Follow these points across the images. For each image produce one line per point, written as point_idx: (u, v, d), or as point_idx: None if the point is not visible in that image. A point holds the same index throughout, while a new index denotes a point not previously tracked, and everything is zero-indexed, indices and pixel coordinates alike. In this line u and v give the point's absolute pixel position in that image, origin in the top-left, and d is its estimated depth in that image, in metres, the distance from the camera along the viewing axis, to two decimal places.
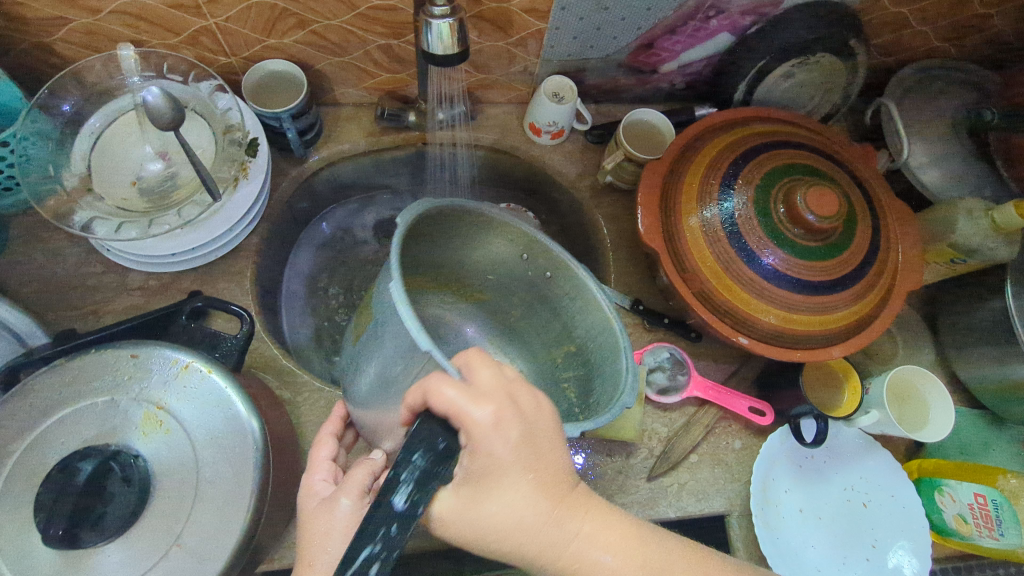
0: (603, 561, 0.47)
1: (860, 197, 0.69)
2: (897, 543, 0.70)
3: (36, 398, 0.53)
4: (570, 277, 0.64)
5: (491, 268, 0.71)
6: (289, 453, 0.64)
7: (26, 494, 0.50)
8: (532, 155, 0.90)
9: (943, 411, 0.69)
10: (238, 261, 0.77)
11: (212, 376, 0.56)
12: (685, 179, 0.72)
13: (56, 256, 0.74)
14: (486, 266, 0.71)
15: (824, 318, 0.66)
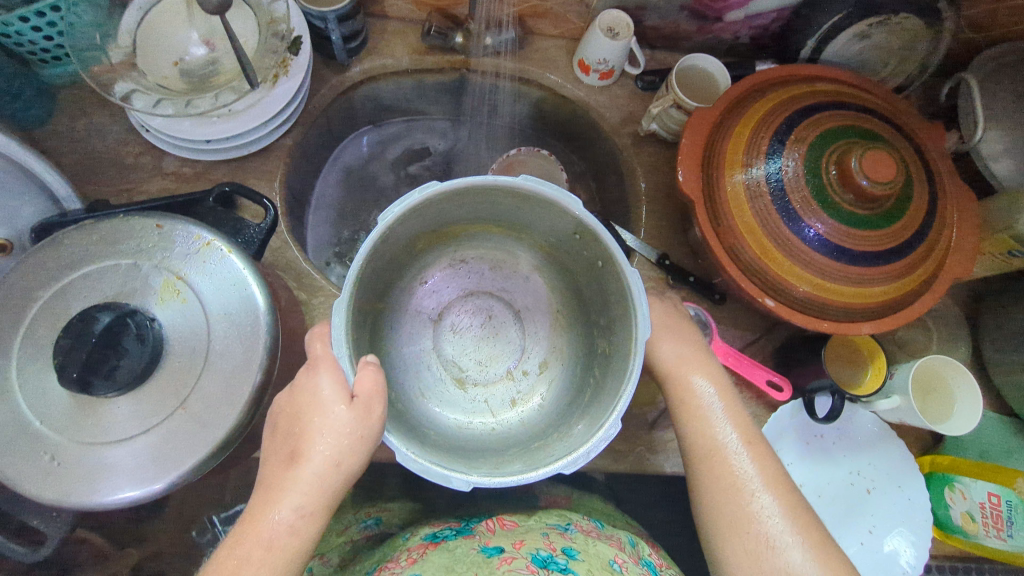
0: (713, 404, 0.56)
1: (918, 169, 0.63)
2: (894, 532, 0.68)
3: (65, 251, 0.55)
4: (617, 278, 0.58)
5: (553, 232, 0.65)
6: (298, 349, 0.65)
7: (47, 338, 0.52)
8: (577, 95, 0.87)
9: (969, 407, 0.65)
10: (270, 160, 0.77)
11: (230, 257, 0.56)
12: (735, 129, 0.67)
13: (98, 132, 0.76)
14: (550, 227, 0.64)
15: (858, 291, 0.63)
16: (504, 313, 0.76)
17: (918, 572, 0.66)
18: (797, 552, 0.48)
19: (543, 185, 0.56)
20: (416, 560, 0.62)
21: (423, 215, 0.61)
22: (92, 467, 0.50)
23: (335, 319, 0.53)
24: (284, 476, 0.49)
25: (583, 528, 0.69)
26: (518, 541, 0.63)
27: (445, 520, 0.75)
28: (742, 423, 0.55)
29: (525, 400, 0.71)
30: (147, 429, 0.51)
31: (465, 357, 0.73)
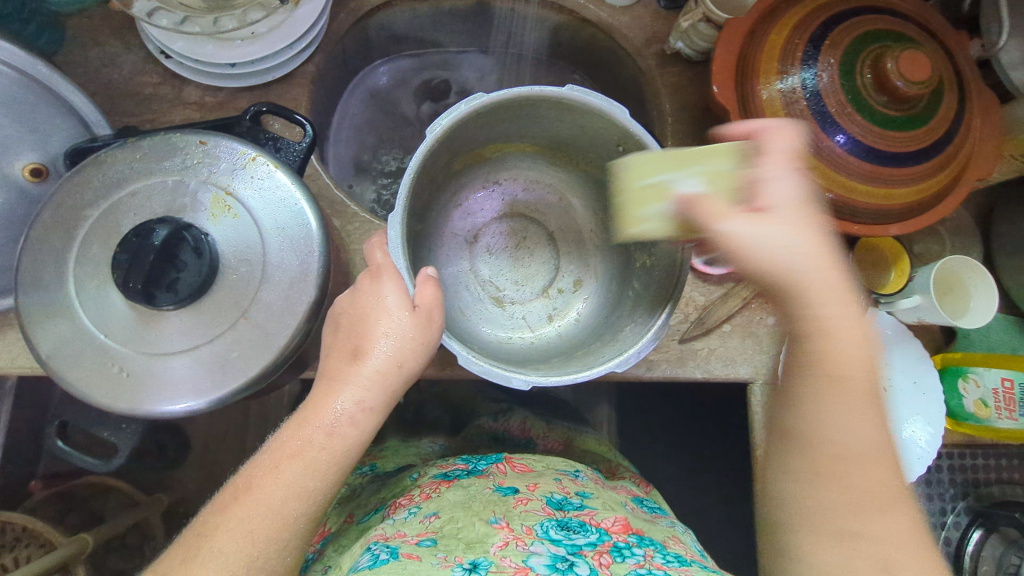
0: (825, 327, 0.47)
1: (948, 69, 0.64)
2: (911, 422, 0.73)
3: (110, 169, 0.54)
4: None
5: (595, 147, 0.66)
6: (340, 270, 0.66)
7: (101, 255, 0.52)
8: (599, 15, 0.85)
9: (985, 303, 0.69)
10: (293, 88, 0.75)
11: (277, 172, 0.56)
12: (770, 34, 0.66)
13: (113, 61, 0.74)
14: (592, 142, 0.65)
15: (887, 193, 0.65)
16: (539, 236, 0.77)
17: (931, 453, 0.72)
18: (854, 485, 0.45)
19: (591, 95, 0.57)
20: (428, 496, 0.62)
21: (470, 127, 0.61)
22: (161, 377, 0.52)
23: (392, 231, 0.57)
24: (347, 371, 0.50)
25: (590, 477, 0.70)
26: (532, 484, 0.64)
27: (450, 462, 0.72)
28: (850, 336, 0.47)
29: (562, 316, 0.73)
30: (210, 340, 0.52)
31: (503, 278, 0.75)
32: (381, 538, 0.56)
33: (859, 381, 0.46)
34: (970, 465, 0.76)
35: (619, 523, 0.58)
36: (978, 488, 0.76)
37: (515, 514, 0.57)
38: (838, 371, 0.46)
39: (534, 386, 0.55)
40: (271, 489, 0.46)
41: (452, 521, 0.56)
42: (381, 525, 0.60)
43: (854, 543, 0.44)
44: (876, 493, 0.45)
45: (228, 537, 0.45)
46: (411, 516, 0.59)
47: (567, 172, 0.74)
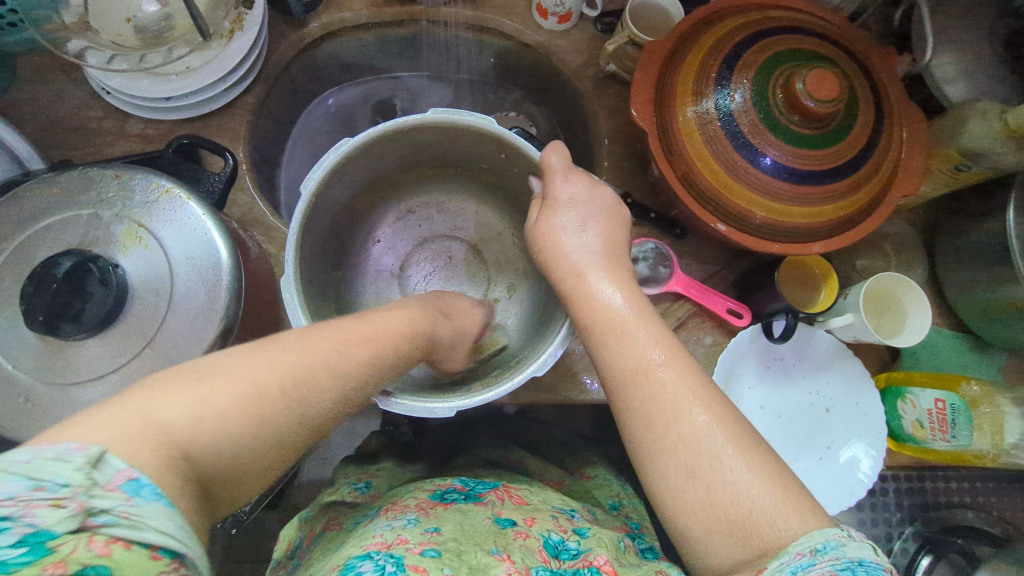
0: (647, 359, 0.50)
1: (863, 89, 0.64)
2: (851, 443, 0.71)
3: (27, 203, 0.56)
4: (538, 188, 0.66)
5: (489, 158, 0.72)
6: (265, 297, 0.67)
7: (13, 288, 0.54)
8: (537, 39, 0.87)
9: (917, 322, 0.68)
10: (233, 118, 0.78)
11: (189, 204, 0.57)
12: (687, 58, 0.67)
13: (59, 97, 0.76)
14: (489, 155, 0.72)
15: (806, 210, 0.64)
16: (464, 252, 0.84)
17: (872, 480, 0.70)
18: (732, 471, 0.44)
19: (458, 113, 0.62)
20: (423, 510, 0.57)
21: (359, 159, 0.66)
22: (66, 406, 0.52)
23: (287, 253, 0.59)
24: (275, 344, 0.45)
25: (586, 517, 0.63)
26: (529, 518, 0.57)
27: (447, 482, 0.66)
28: (606, 318, 0.54)
29: (502, 324, 0.78)
30: (117, 369, 0.53)
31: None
32: (381, 545, 0.49)
33: (624, 361, 0.51)
34: (919, 487, 0.76)
35: (609, 564, 0.51)
36: (927, 512, 0.75)
37: (513, 547, 0.51)
38: (613, 356, 0.52)
39: (460, 411, 0.57)
40: (169, 405, 0.38)
41: (455, 540, 0.51)
42: (373, 531, 0.53)
43: (713, 511, 0.43)
44: (715, 464, 0.44)
45: (93, 425, 0.34)
46: (410, 525, 0.53)
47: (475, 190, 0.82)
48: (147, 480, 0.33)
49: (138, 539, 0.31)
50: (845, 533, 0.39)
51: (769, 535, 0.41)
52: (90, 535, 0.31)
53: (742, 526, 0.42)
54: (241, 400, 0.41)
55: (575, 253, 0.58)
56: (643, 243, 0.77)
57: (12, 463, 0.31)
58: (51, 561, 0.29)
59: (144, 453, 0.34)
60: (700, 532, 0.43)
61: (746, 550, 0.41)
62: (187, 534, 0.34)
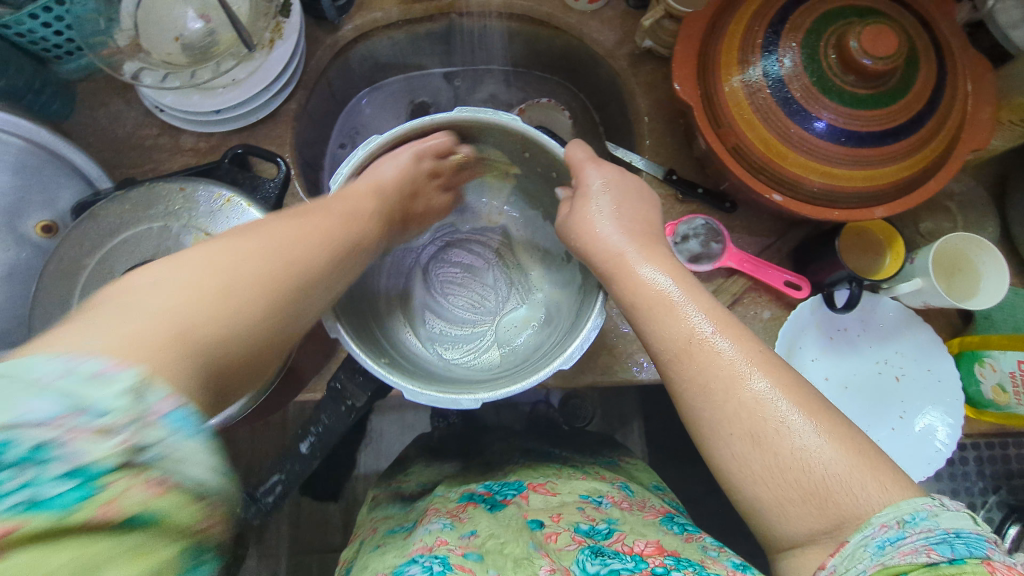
0: (700, 330, 0.49)
1: (923, 43, 0.61)
2: (925, 411, 0.69)
3: (103, 220, 0.59)
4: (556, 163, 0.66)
5: (508, 154, 0.72)
6: None
7: None
8: (568, 21, 0.85)
9: (993, 283, 0.65)
10: (279, 125, 0.80)
11: (250, 211, 0.59)
12: (730, 26, 0.65)
13: (116, 119, 0.79)
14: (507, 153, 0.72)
15: (865, 174, 0.62)
16: (488, 254, 0.86)
17: (951, 448, 0.67)
18: (800, 430, 0.44)
19: (498, 111, 0.62)
20: (454, 515, 0.58)
21: (383, 160, 0.67)
22: None
23: None
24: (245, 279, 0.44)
25: (616, 500, 0.61)
26: (556, 514, 0.57)
27: (471, 488, 0.66)
28: (657, 295, 0.52)
29: (529, 315, 0.79)
30: None
31: (466, 303, 0.83)
32: (424, 549, 0.50)
33: (677, 331, 0.50)
34: (1000, 454, 0.73)
35: (651, 544, 0.51)
36: (1012, 480, 0.72)
37: (552, 548, 0.51)
38: (665, 329, 0.51)
39: (484, 402, 0.57)
40: (132, 320, 0.36)
41: (494, 538, 0.52)
42: (413, 538, 0.54)
43: (784, 478, 0.43)
44: (782, 430, 0.44)
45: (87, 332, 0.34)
46: (449, 528, 0.54)
47: (496, 190, 0.83)
48: (190, 414, 0.31)
49: (179, 482, 0.29)
50: (935, 503, 0.39)
51: (844, 501, 0.41)
52: (138, 474, 0.28)
53: (816, 493, 0.42)
54: (223, 284, 0.42)
55: (612, 235, 0.57)
56: (692, 217, 0.75)
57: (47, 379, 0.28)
58: (101, 502, 0.26)
59: (161, 351, 0.35)
60: (771, 500, 0.44)
61: (822, 515, 0.42)
62: (224, 472, 0.32)
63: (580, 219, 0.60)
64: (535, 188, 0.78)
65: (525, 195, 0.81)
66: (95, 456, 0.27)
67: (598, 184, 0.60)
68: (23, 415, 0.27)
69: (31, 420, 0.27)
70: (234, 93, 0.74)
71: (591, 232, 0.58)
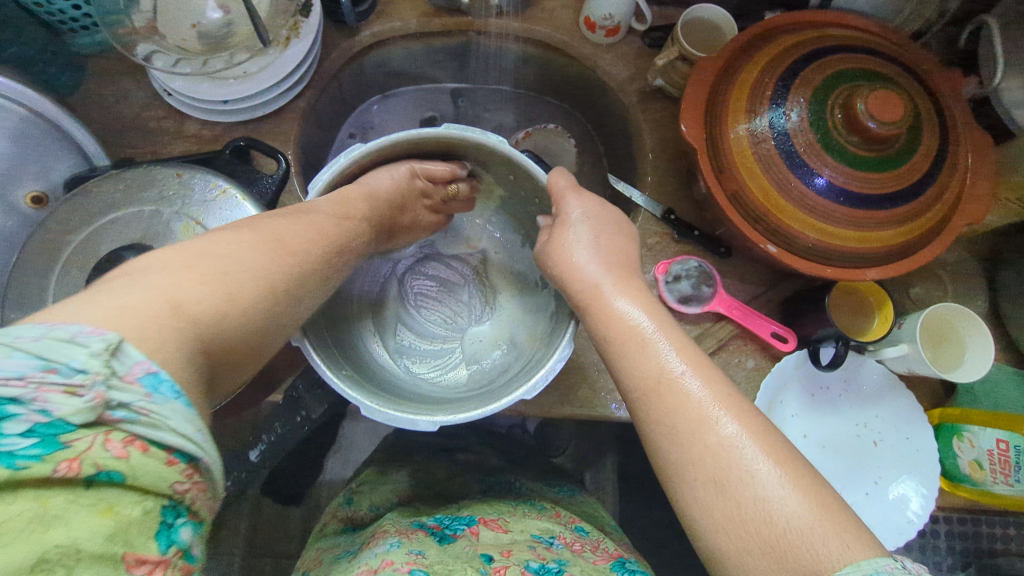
0: (670, 368, 0.48)
1: (928, 112, 0.62)
2: (901, 480, 0.68)
3: (95, 197, 0.58)
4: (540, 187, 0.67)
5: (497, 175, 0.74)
6: None
7: (79, 278, 0.56)
8: (584, 52, 0.86)
9: (978, 356, 0.65)
10: (285, 122, 0.80)
11: (244, 205, 0.59)
12: (741, 75, 0.66)
13: (123, 97, 0.79)
14: (496, 173, 0.73)
15: (861, 235, 0.62)
16: (465, 270, 0.85)
17: (923, 520, 0.66)
18: (765, 481, 0.42)
19: (488, 134, 0.63)
20: (405, 536, 0.57)
21: (363, 172, 0.67)
22: None
23: None
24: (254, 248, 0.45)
25: (567, 541, 0.61)
26: (506, 550, 0.55)
27: (420, 520, 0.64)
28: (630, 328, 0.51)
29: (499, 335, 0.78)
30: None
31: (438, 317, 0.82)
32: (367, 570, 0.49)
33: (644, 371, 0.49)
34: (972, 530, 0.72)
35: None
36: (982, 558, 0.71)
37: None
38: (634, 363, 0.50)
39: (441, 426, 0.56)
40: (194, 296, 0.38)
41: (441, 562, 0.51)
42: (358, 560, 0.53)
43: (744, 528, 0.41)
44: (746, 478, 0.42)
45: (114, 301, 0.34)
46: (394, 548, 0.53)
47: (483, 208, 0.84)
48: (167, 377, 0.32)
49: (155, 441, 0.30)
50: (896, 564, 0.37)
51: (805, 555, 0.39)
52: (108, 430, 0.29)
53: (776, 547, 0.40)
54: (225, 296, 0.40)
55: (589, 265, 0.57)
56: (686, 258, 0.76)
57: (22, 340, 0.29)
58: (65, 457, 0.27)
59: (153, 324, 0.34)
60: (730, 551, 0.42)
61: (783, 572, 0.39)
62: (204, 440, 0.32)
63: (556, 245, 0.60)
64: (522, 210, 0.78)
65: (511, 216, 0.82)
66: (64, 412, 0.28)
67: (578, 212, 0.61)
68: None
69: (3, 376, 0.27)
70: (246, 82, 0.75)
71: (566, 259, 0.59)
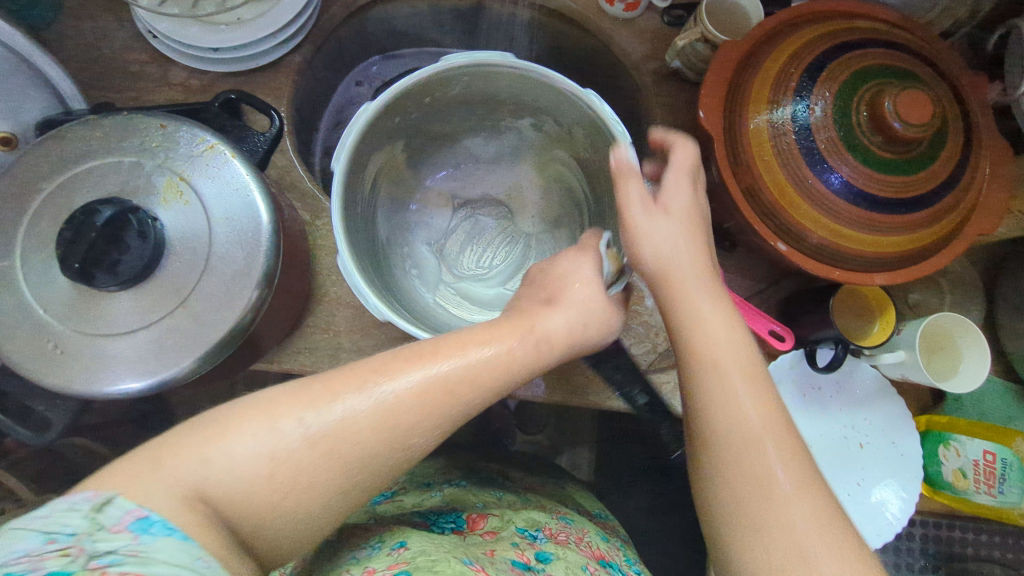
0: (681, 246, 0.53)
1: (952, 116, 0.60)
2: (882, 483, 0.69)
3: (69, 144, 0.54)
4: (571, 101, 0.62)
5: (482, 92, 0.67)
6: (295, 279, 0.65)
7: (49, 231, 0.52)
8: (599, 26, 0.82)
9: (974, 365, 0.65)
10: (279, 76, 0.74)
11: (233, 162, 0.55)
12: (765, 63, 0.63)
13: (103, 36, 0.73)
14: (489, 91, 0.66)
15: (874, 238, 0.61)
16: (476, 203, 0.80)
17: (901, 523, 0.68)
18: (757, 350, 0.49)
19: (557, 75, 0.59)
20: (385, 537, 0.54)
21: (395, 114, 0.63)
22: (93, 358, 0.51)
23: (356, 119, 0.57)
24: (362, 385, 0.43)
25: (552, 534, 0.60)
26: (491, 549, 0.54)
27: (406, 516, 0.61)
28: (649, 213, 0.55)
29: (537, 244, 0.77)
30: (148, 324, 0.51)
31: (469, 253, 0.78)
32: None
33: (664, 245, 0.54)
34: (946, 534, 0.73)
35: None
36: (952, 562, 0.73)
37: (488, 561, 0.50)
38: (653, 239, 0.54)
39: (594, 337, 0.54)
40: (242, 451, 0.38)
41: (424, 554, 0.48)
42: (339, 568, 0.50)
43: (757, 383, 0.47)
44: (749, 345, 0.49)
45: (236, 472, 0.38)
46: (376, 550, 0.51)
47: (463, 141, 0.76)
48: (155, 519, 0.35)
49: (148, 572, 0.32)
50: None
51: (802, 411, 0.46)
52: (101, 572, 0.32)
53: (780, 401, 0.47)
54: (328, 471, 0.40)
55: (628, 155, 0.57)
56: None
57: (33, 522, 0.34)
58: None
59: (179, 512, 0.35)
60: (747, 405, 0.46)
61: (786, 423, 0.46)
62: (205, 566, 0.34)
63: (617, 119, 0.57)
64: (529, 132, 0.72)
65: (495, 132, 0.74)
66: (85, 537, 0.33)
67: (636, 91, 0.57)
68: (8, 556, 0.32)
69: (12, 558, 0.32)
70: (238, 30, 0.69)
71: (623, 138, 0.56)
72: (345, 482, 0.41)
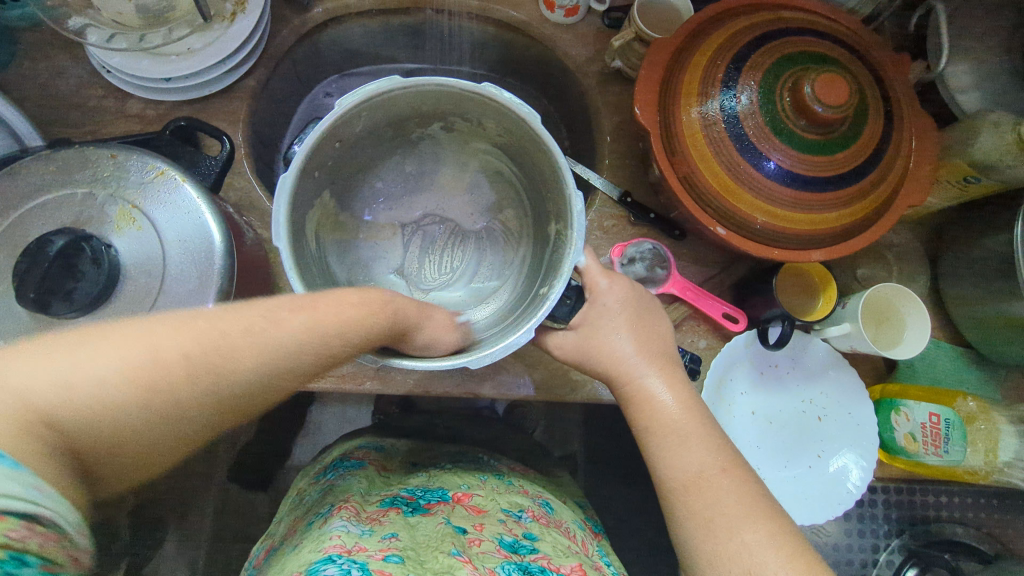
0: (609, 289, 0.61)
1: (873, 96, 0.63)
2: (842, 453, 0.71)
3: (23, 180, 0.56)
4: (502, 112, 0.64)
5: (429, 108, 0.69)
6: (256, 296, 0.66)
7: (7, 264, 0.54)
8: (542, 32, 0.85)
9: (916, 331, 0.67)
10: (232, 101, 0.77)
11: (184, 187, 0.57)
12: (694, 56, 0.66)
13: (60, 74, 0.75)
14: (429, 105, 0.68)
15: (807, 216, 0.63)
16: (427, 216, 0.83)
17: (861, 490, 0.70)
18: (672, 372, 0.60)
19: (503, 92, 0.61)
20: (374, 521, 0.56)
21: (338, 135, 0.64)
22: None
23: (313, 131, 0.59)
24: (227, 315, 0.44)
25: (535, 514, 0.62)
26: (478, 523, 0.57)
27: (393, 493, 0.65)
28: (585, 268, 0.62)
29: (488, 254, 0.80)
30: None
31: (426, 265, 0.80)
32: (341, 549, 0.48)
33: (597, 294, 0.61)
34: (908, 499, 0.77)
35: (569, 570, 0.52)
36: (914, 525, 0.77)
37: (475, 544, 0.52)
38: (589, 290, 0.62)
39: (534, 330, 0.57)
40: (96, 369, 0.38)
41: (414, 547, 0.50)
42: (329, 533, 0.52)
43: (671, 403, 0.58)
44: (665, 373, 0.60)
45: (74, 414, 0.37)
46: (366, 533, 0.52)
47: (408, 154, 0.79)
48: (1, 453, 0.33)
49: (7, 510, 0.32)
50: None
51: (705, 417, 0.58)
52: None
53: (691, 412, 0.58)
54: (156, 411, 0.40)
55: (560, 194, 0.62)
56: (640, 240, 0.76)
57: None
58: None
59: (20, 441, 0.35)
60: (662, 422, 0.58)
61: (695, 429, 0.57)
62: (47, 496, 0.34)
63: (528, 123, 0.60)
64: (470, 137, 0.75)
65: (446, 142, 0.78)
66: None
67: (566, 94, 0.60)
68: None
69: None
70: (188, 58, 0.72)
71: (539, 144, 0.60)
72: (218, 408, 0.43)
